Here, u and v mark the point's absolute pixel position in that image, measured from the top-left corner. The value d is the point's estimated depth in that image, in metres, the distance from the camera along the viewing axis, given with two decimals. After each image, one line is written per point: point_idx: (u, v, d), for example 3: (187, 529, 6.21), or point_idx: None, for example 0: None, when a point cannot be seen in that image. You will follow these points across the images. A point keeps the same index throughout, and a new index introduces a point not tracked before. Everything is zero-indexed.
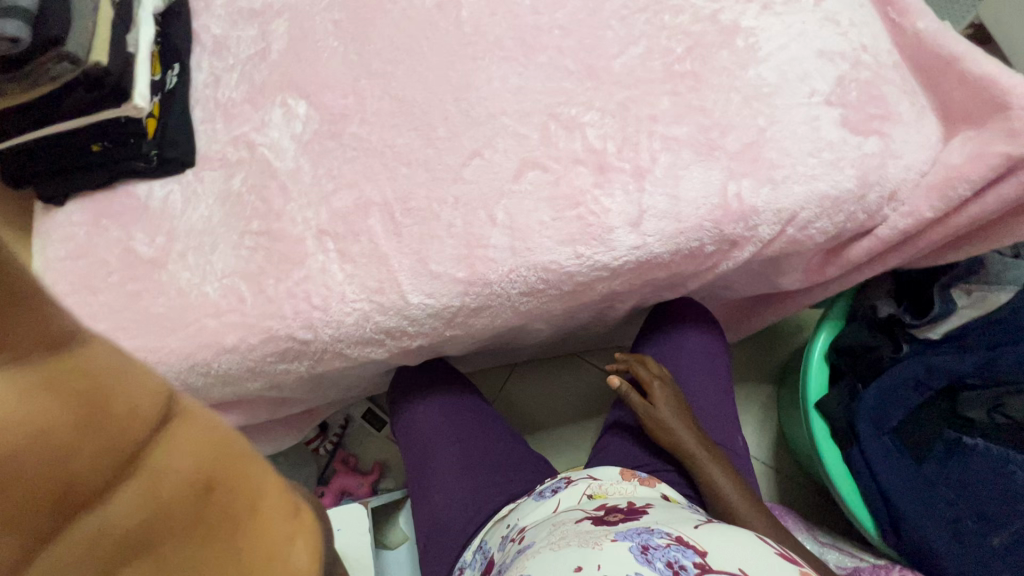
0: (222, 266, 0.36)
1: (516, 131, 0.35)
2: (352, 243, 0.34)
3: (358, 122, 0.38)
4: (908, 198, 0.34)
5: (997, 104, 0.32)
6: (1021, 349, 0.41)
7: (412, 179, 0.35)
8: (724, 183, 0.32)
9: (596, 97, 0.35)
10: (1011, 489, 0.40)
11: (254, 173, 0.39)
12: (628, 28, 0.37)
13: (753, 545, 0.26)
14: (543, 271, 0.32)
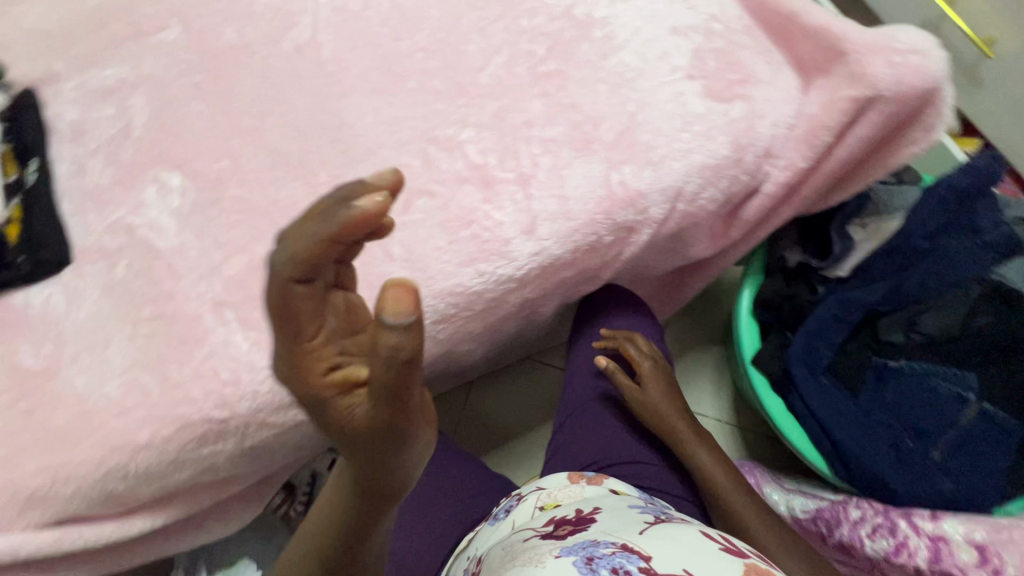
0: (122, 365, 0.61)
1: (397, 161, 0.71)
2: (251, 310, 0.63)
3: (231, 183, 0.69)
4: (785, 153, 0.75)
5: (837, 49, 0.72)
6: (926, 256, 0.86)
7: (314, 231, 0.67)
8: (607, 171, 0.69)
9: (467, 111, 0.73)
10: (924, 404, 0.84)
11: (133, 256, 0.67)
12: (487, 38, 0.77)
13: (687, 539, 0.47)
14: (456, 289, 0.65)
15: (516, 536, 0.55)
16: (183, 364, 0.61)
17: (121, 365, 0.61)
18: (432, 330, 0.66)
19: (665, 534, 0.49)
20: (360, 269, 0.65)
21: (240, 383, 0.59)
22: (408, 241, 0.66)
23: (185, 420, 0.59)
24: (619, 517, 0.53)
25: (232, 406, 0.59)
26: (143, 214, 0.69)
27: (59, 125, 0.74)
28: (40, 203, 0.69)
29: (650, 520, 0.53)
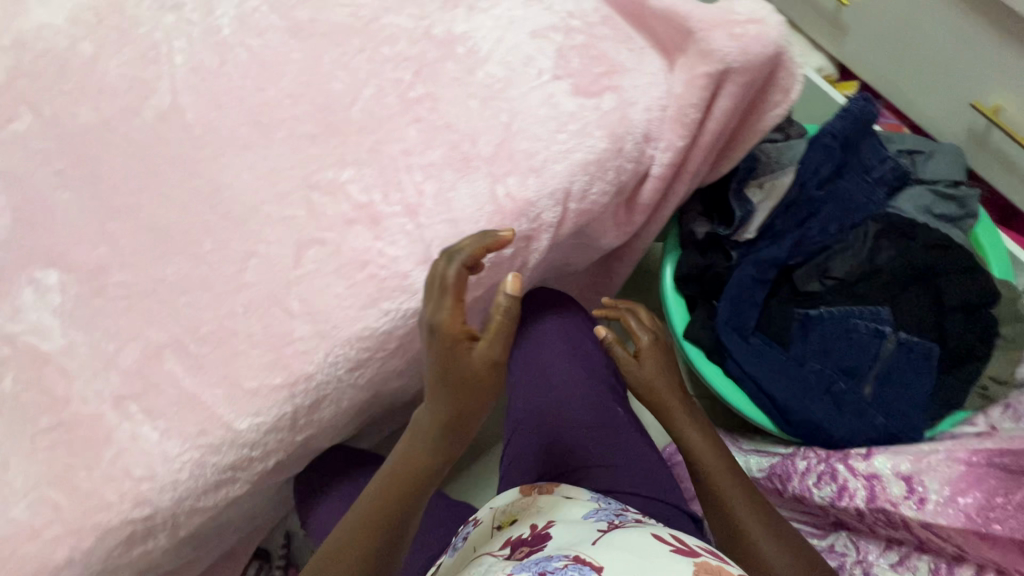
0: (53, 460, 0.74)
1: (280, 218, 0.83)
2: (159, 398, 0.75)
3: (112, 271, 0.82)
4: (662, 135, 0.91)
5: (685, 32, 0.89)
6: (786, 212, 1.14)
7: (173, 318, 0.79)
8: (492, 186, 0.82)
9: (338, 158, 0.86)
10: (836, 342, 1.12)
11: (28, 357, 0.79)
12: (348, 77, 0.91)
13: (636, 544, 0.69)
14: (364, 334, 0.78)
15: (483, 559, 0.77)
16: (90, 468, 0.73)
17: (25, 485, 0.73)
18: (348, 377, 0.79)
19: (620, 547, 0.70)
20: (260, 337, 0.77)
21: (155, 472, 0.73)
22: (307, 294, 0.78)
23: (146, 484, 0.73)
24: (578, 533, 0.75)
25: (148, 500, 0.73)
26: (24, 317, 0.81)
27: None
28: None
29: (603, 533, 0.75)
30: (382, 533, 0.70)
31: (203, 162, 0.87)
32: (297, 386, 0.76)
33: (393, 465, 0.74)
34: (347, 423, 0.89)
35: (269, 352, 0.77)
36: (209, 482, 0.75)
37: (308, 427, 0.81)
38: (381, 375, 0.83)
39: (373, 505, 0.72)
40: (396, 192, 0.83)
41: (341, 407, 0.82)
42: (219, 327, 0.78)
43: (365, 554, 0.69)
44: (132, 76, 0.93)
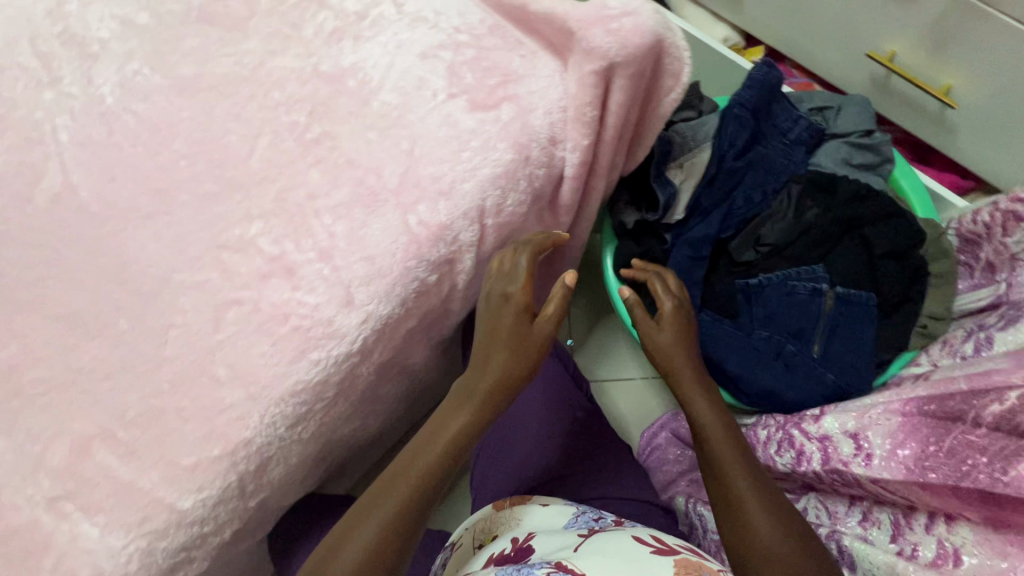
0: (18, 246, 0.64)
1: (369, 71, 0.64)
2: (155, 222, 0.62)
3: (162, 60, 0.67)
4: None
5: None
6: None
7: (207, 136, 0.64)
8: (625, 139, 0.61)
9: (472, 29, 0.65)
10: None
11: (47, 112, 0.67)
12: None
13: (623, 551, 0.53)
14: (406, 250, 0.59)
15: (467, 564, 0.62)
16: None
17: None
18: (290, 436, 0.59)
19: (600, 550, 0.54)
20: (191, 406, 0.57)
21: (119, 312, 0.60)
22: (364, 177, 0.61)
23: (102, 317, 0.60)
24: (554, 541, 0.59)
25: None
26: (52, 75, 0.69)
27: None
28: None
29: (581, 539, 0.58)
30: (424, 496, 0.53)
31: (186, 144, 0.64)
32: (269, 432, 0.57)
33: (433, 446, 0.56)
34: (309, 472, 0.69)
35: (224, 418, 0.56)
36: (160, 571, 0.56)
37: (257, 494, 0.60)
38: (330, 423, 0.63)
39: (384, 489, 0.54)
40: (507, 120, 0.62)
41: (292, 465, 0.62)
42: (226, 341, 0.58)
43: (387, 532, 0.51)
44: (79, 96, 0.68)
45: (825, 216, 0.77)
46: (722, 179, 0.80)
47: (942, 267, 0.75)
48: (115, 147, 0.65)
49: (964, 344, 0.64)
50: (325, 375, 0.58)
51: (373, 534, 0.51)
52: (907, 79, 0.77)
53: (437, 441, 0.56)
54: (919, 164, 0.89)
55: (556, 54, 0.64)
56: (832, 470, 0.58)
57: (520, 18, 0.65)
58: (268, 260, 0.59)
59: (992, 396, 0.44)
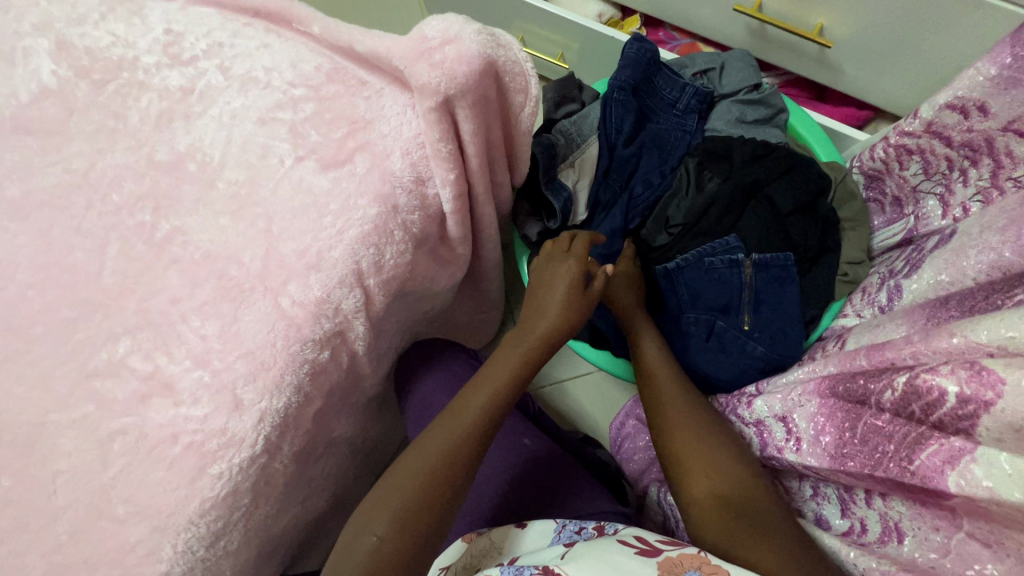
0: None
1: (208, 149, 0.60)
2: (14, 363, 0.57)
3: None
4: None
5: None
6: None
7: (51, 257, 0.59)
8: None
9: (307, 81, 0.60)
10: None
11: None
12: None
13: (608, 559, 0.45)
14: (282, 335, 0.55)
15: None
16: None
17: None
18: (213, 554, 0.56)
19: (584, 554, 0.47)
20: (96, 554, 0.53)
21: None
22: (224, 266, 0.56)
23: None
24: (543, 554, 0.51)
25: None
26: None
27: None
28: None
29: (567, 547, 0.51)
30: (443, 490, 0.55)
31: (32, 272, 0.59)
32: (186, 558, 0.54)
33: (454, 430, 0.59)
34: (261, 568, 0.67)
35: (134, 557, 0.53)
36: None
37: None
38: (258, 525, 0.60)
39: (401, 474, 0.56)
40: (363, 172, 0.58)
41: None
42: (118, 477, 0.54)
43: (410, 514, 0.53)
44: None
45: (727, 182, 0.74)
46: (616, 169, 0.77)
47: (852, 211, 0.74)
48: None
49: (879, 292, 0.63)
50: (231, 485, 0.55)
51: (410, 500, 0.54)
52: (779, 27, 0.74)
53: (460, 423, 0.60)
54: (814, 104, 0.87)
55: (401, 87, 0.59)
56: (770, 457, 0.56)
57: (355, 56, 0.60)
58: (144, 379, 0.55)
59: (885, 382, 0.43)
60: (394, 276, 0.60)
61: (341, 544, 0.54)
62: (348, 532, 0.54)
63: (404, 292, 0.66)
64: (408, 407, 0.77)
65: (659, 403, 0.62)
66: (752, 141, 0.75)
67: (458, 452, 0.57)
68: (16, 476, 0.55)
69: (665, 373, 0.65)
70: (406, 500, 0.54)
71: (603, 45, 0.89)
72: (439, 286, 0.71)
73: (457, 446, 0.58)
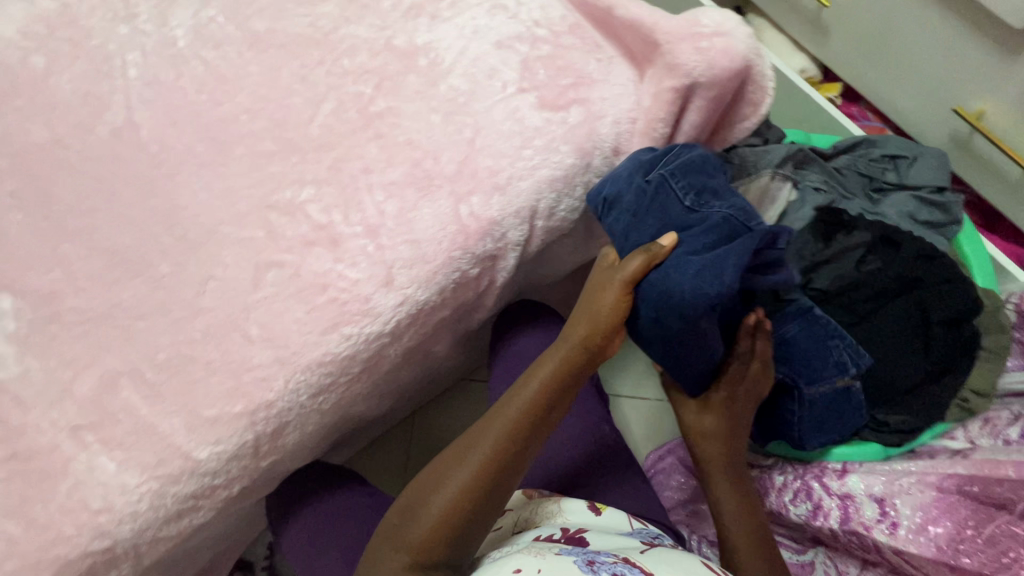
0: (81, 174, 0.65)
1: (441, 51, 0.63)
2: (208, 169, 0.63)
3: (239, 10, 0.68)
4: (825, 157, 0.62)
5: None
6: None
7: (271, 92, 0.64)
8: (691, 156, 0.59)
9: (550, 26, 0.64)
10: None
11: (122, 48, 0.68)
12: None
13: None
14: (448, 235, 0.58)
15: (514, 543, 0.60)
16: (48, 501, 0.55)
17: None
18: (310, 404, 0.59)
19: (663, 562, 0.51)
20: (220, 360, 0.57)
21: (164, 250, 0.61)
22: (419, 155, 0.60)
23: (150, 253, 0.61)
24: (613, 542, 0.56)
25: (112, 532, 0.55)
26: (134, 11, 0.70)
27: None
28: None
29: (644, 547, 0.56)
30: (457, 521, 0.52)
31: (251, 99, 0.65)
32: (291, 397, 0.57)
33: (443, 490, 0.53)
34: (320, 442, 0.70)
35: (251, 376, 0.57)
36: (166, 515, 0.57)
37: (270, 455, 0.61)
38: (350, 398, 0.63)
39: (415, 507, 0.54)
40: (574, 123, 0.60)
41: (305, 435, 0.62)
42: (262, 301, 0.58)
43: (425, 546, 0.51)
44: (153, 35, 0.68)
45: (885, 272, 0.74)
46: (681, 185, 0.58)
47: (995, 342, 0.72)
48: (182, 92, 0.66)
49: (1009, 428, 0.67)
50: (354, 350, 0.58)
51: (419, 540, 0.51)
52: (990, 141, 0.74)
53: (445, 486, 0.53)
54: (984, 230, 0.85)
55: (632, 63, 0.62)
56: (849, 530, 0.64)
57: (604, 20, 0.63)
58: (315, 228, 0.59)
59: None
60: (557, 228, 0.63)
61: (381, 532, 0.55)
62: (385, 523, 0.55)
63: (552, 246, 0.68)
64: (498, 357, 0.80)
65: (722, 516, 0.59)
66: (923, 241, 0.75)
67: (459, 499, 0.52)
68: (174, 266, 0.60)
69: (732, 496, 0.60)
70: (415, 540, 0.52)
71: (798, 100, 0.90)
72: (577, 253, 0.73)
73: (452, 495, 0.53)
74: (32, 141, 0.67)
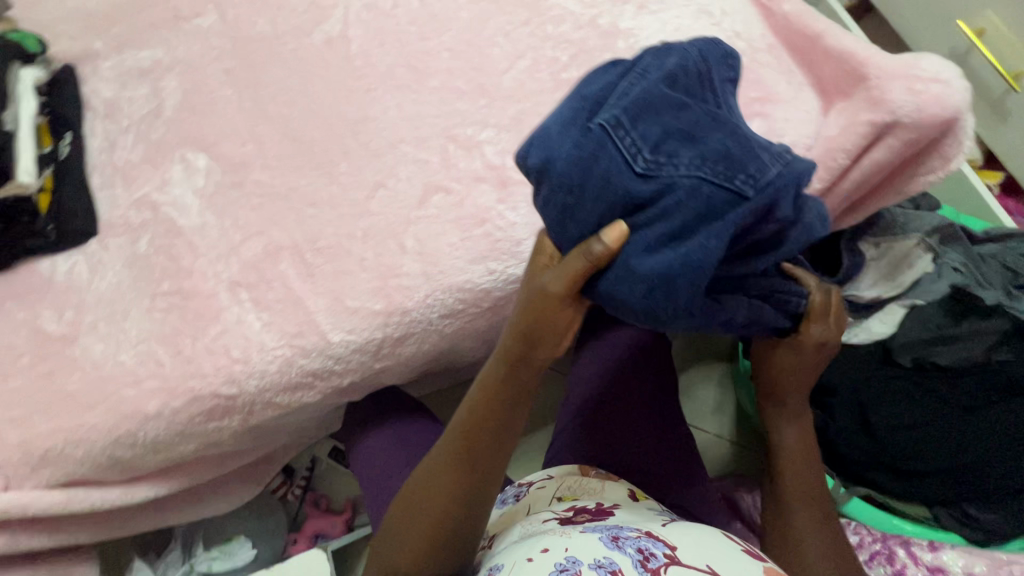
0: (290, 68, 0.72)
1: (641, 39, 0.67)
2: (402, 92, 0.68)
3: None
4: None
5: None
6: None
7: (475, 38, 0.70)
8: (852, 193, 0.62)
9: (749, 42, 0.66)
10: None
11: None
12: None
13: (715, 554, 0.50)
14: None
15: (538, 517, 0.62)
16: (196, 339, 0.61)
17: (137, 335, 0.62)
18: (437, 324, 0.63)
19: (686, 535, 0.54)
20: (372, 260, 0.62)
21: (347, 152, 0.67)
22: None
23: (334, 151, 0.67)
24: (637, 516, 0.60)
25: (240, 382, 0.61)
26: None
27: (94, 100, 0.74)
28: (73, 170, 0.69)
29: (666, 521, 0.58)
30: (443, 537, 0.54)
31: (455, 40, 0.70)
32: (425, 311, 0.62)
33: (422, 513, 0.55)
34: (421, 366, 0.74)
35: (396, 281, 0.61)
36: (288, 383, 0.62)
37: (385, 359, 0.65)
38: (467, 331, 0.67)
39: (403, 525, 0.56)
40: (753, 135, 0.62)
41: (419, 351, 0.66)
42: (423, 218, 0.63)
43: (419, 562, 0.54)
44: None
45: (1015, 366, 0.72)
46: (631, 137, 0.41)
47: None
48: (394, 20, 0.72)
49: None
50: (491, 285, 0.62)
51: (410, 557, 0.55)
52: None
53: (424, 509, 0.55)
54: None
55: (821, 93, 0.64)
56: None
57: (804, 49, 0.65)
58: (487, 167, 0.63)
59: None
60: None
61: (383, 537, 0.59)
62: (382, 531, 0.59)
63: None
64: (589, 343, 0.82)
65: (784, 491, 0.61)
66: None
67: (438, 519, 0.54)
68: (353, 168, 0.66)
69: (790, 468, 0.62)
70: (407, 559, 0.55)
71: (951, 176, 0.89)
72: None
73: (433, 521, 0.54)
74: (255, 32, 0.75)
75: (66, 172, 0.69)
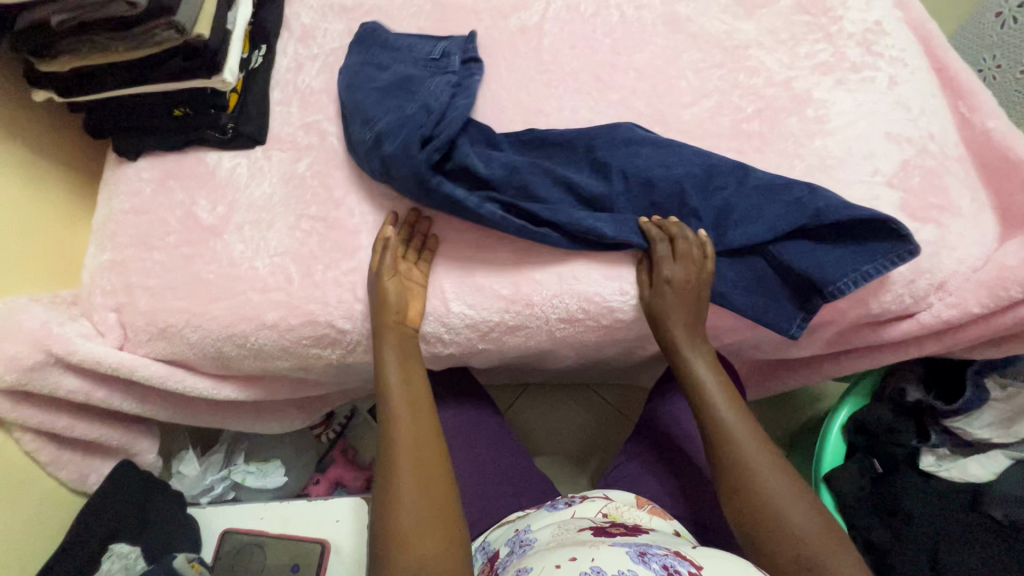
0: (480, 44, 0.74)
1: (833, 113, 0.66)
2: (582, 97, 0.70)
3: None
4: None
5: None
6: None
7: (663, 67, 0.70)
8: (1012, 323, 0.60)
9: (942, 147, 0.64)
10: None
11: None
12: None
13: None
14: (757, 266, 0.61)
15: (574, 523, 0.61)
16: (328, 268, 0.64)
17: (275, 247, 0.65)
18: (551, 325, 0.63)
19: (720, 558, 0.49)
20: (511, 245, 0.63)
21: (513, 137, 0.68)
22: None
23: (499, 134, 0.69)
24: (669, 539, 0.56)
25: (357, 320, 0.63)
26: None
27: (292, 22, 0.79)
28: (260, 81, 0.73)
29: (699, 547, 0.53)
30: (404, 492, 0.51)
31: (645, 63, 0.71)
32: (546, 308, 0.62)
33: (390, 482, 0.52)
34: (509, 358, 0.74)
35: (528, 272, 0.62)
36: None
37: (489, 342, 0.65)
38: (574, 341, 0.67)
39: (386, 514, 0.51)
40: (926, 240, 0.60)
41: (523, 345, 0.67)
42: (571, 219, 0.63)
43: (402, 540, 0.49)
44: None
45: None
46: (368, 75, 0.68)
47: None
48: (591, 28, 0.74)
49: None
50: (616, 304, 0.62)
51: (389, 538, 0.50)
52: None
53: (384, 477, 0.53)
54: None
55: (1001, 220, 0.62)
56: None
57: (997, 171, 0.63)
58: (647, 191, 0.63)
59: None
60: (846, 319, 0.63)
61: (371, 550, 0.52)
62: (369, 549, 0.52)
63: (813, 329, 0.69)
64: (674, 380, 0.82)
65: (745, 465, 0.54)
66: None
67: (408, 472, 0.53)
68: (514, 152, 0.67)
69: (730, 435, 0.56)
70: (396, 546, 0.49)
71: None
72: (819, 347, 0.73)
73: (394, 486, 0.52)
74: None
75: (254, 81, 0.73)
